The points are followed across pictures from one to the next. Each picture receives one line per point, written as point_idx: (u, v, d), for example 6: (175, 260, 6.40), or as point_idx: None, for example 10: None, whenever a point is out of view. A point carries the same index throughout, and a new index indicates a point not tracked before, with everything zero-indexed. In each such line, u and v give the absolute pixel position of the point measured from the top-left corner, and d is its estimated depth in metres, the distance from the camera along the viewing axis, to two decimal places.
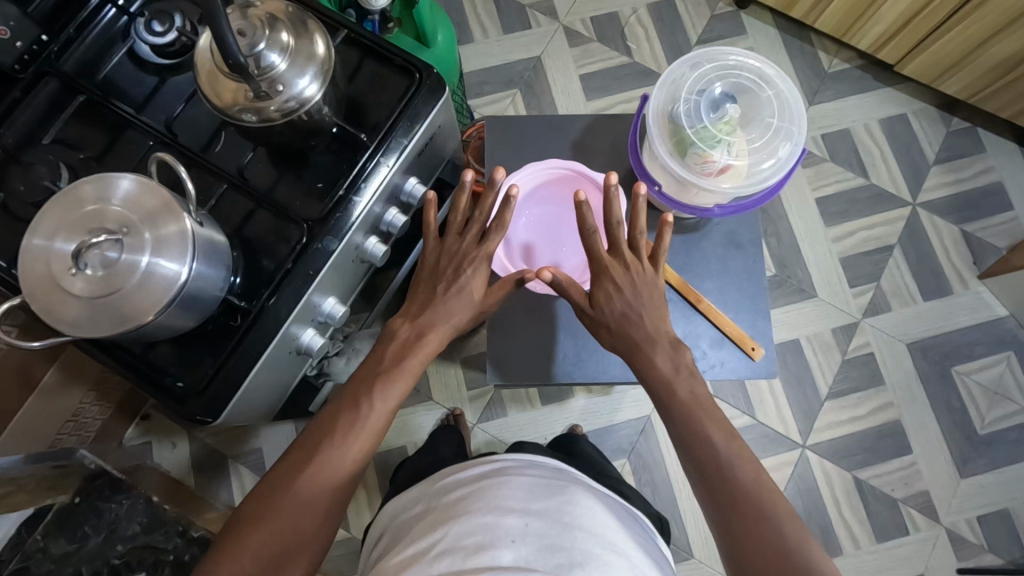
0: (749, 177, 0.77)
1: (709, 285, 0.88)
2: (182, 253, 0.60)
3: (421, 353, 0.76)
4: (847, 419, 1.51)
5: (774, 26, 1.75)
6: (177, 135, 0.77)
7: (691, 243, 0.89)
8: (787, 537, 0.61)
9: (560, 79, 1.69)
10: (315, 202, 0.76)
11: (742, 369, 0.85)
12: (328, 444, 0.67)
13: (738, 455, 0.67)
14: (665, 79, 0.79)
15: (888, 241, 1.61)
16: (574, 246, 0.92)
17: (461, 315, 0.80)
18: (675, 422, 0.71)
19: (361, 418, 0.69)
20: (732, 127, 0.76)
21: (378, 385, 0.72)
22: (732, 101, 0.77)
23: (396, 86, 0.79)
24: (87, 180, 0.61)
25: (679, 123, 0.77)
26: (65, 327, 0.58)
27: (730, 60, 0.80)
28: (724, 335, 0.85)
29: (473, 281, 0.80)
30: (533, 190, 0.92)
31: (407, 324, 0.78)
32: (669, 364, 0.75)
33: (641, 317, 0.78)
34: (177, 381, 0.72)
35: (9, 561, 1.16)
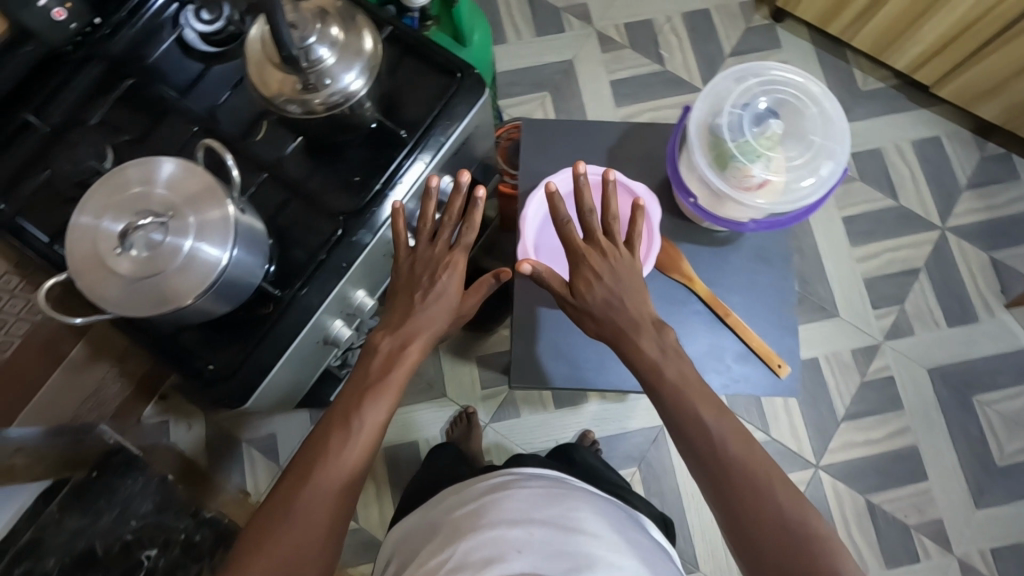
0: (788, 192, 0.75)
1: (735, 299, 0.84)
2: (224, 238, 0.60)
3: (409, 361, 0.73)
4: (862, 441, 1.50)
5: (809, 41, 1.74)
6: (220, 123, 0.78)
7: (721, 255, 0.85)
8: (784, 505, 0.64)
9: (589, 84, 1.69)
10: (349, 195, 0.76)
11: (766, 386, 0.81)
12: (321, 466, 0.64)
13: (725, 428, 0.68)
14: (709, 91, 0.78)
15: (914, 264, 1.60)
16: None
17: (443, 320, 0.77)
18: (684, 432, 0.68)
19: (352, 436, 0.67)
20: (773, 143, 0.75)
21: (367, 400, 0.69)
22: (776, 117, 0.76)
23: (435, 84, 0.79)
24: (133, 163, 0.62)
25: (721, 136, 0.76)
26: (107, 305, 0.59)
27: (773, 75, 0.79)
28: (749, 350, 0.82)
29: (449, 284, 0.77)
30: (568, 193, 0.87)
31: (389, 336, 0.74)
32: (656, 348, 0.72)
33: (624, 302, 0.75)
34: (208, 364, 0.73)
35: (23, 532, 1.16)
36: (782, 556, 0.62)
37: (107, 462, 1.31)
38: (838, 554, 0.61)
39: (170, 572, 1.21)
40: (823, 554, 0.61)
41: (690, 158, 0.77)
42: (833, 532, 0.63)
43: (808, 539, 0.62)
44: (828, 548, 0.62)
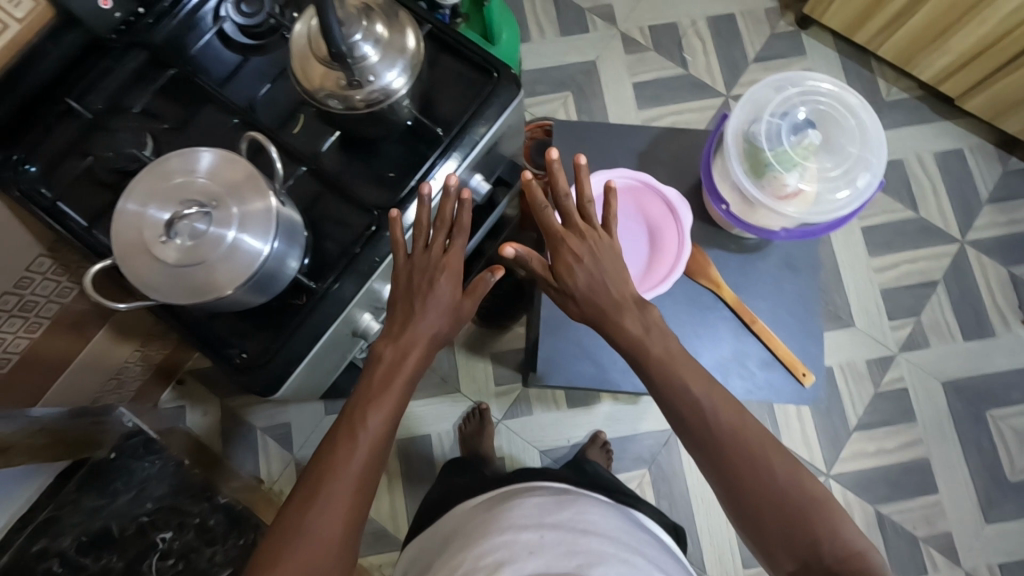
0: (822, 204, 0.75)
1: (762, 306, 0.84)
2: (265, 230, 0.61)
3: (406, 371, 0.69)
4: (873, 452, 1.50)
5: (833, 49, 1.73)
6: (258, 115, 0.79)
7: (749, 263, 0.84)
8: (780, 477, 0.65)
9: (612, 85, 1.70)
10: (383, 190, 0.77)
11: (790, 394, 0.82)
12: (330, 480, 0.63)
13: (715, 408, 0.68)
14: (748, 98, 0.77)
15: (931, 276, 1.59)
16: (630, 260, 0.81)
17: (444, 325, 0.73)
18: (691, 434, 0.69)
19: (359, 447, 0.65)
20: (810, 153, 0.75)
21: (371, 411, 0.67)
22: (814, 127, 0.76)
23: (472, 83, 0.80)
24: (174, 153, 0.63)
25: (759, 144, 0.75)
26: (152, 292, 0.60)
27: (812, 85, 0.78)
28: (774, 357, 0.82)
29: (445, 289, 0.71)
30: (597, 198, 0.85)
31: (390, 345, 0.70)
32: (638, 325, 0.72)
33: (606, 282, 0.73)
34: (240, 352, 0.74)
35: (43, 509, 1.16)
36: (785, 526, 0.64)
37: (125, 445, 1.33)
38: (836, 515, 0.64)
39: (184, 555, 1.22)
40: (822, 518, 0.64)
41: (726, 164, 0.77)
42: (828, 492, 0.66)
43: (808, 506, 0.64)
44: (827, 513, 0.64)
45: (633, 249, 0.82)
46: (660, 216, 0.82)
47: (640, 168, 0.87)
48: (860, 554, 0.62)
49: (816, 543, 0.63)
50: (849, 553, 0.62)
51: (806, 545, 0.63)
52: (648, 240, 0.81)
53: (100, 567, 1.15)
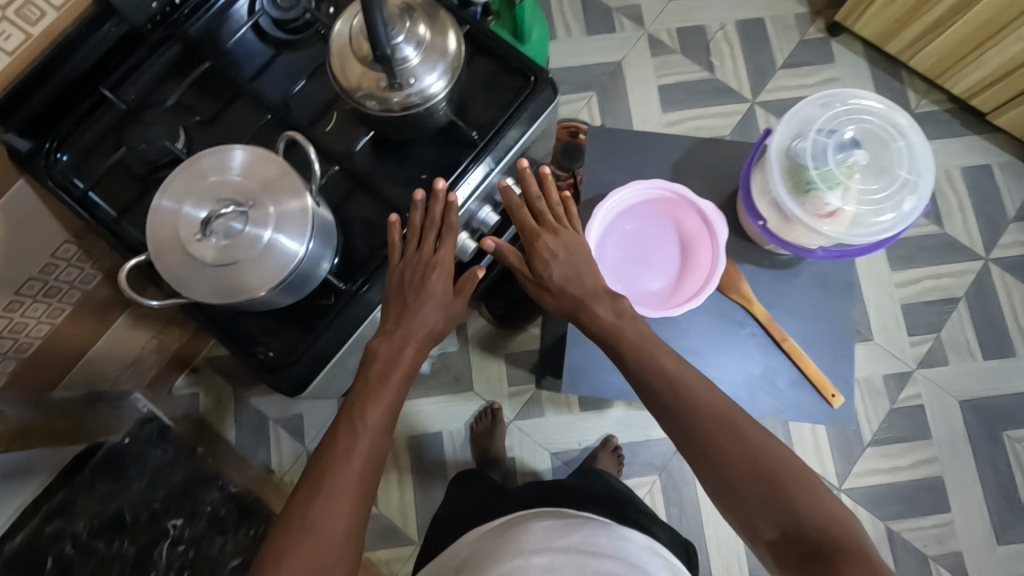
0: (862, 226, 0.74)
1: (794, 324, 0.83)
2: (301, 231, 0.61)
3: (404, 362, 0.70)
4: (887, 469, 1.49)
5: (863, 58, 1.70)
6: (291, 112, 0.78)
7: (781, 279, 0.83)
8: (759, 452, 0.65)
9: (637, 87, 1.68)
10: (416, 193, 0.77)
11: (818, 414, 0.81)
12: (333, 469, 0.62)
13: (691, 389, 0.68)
14: (794, 113, 0.76)
15: (953, 293, 1.57)
16: (661, 274, 0.83)
17: (439, 320, 0.73)
18: (683, 428, 0.68)
19: (360, 435, 0.65)
20: (854, 173, 0.73)
21: (369, 403, 0.67)
22: (860, 147, 0.74)
23: (508, 86, 0.79)
24: (209, 151, 0.63)
25: (802, 161, 0.74)
26: (185, 290, 0.60)
27: (857, 104, 0.77)
28: (803, 377, 0.81)
29: (440, 283, 0.73)
30: (633, 206, 0.84)
31: (386, 340, 0.71)
32: (610, 312, 0.75)
33: (582, 276, 0.77)
34: (268, 351, 0.73)
35: (56, 493, 1.14)
36: (765, 499, 0.63)
37: (140, 431, 1.33)
38: (815, 485, 0.63)
39: (195, 543, 1.22)
40: (799, 488, 0.62)
41: (767, 179, 0.76)
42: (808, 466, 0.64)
43: (785, 477, 0.63)
44: (806, 484, 0.63)
45: (666, 262, 0.83)
46: (695, 229, 0.82)
47: (673, 179, 0.86)
48: (841, 525, 0.60)
49: (795, 513, 0.61)
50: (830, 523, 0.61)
51: (786, 516, 0.62)
52: (682, 254, 0.83)
53: (114, 552, 1.14)
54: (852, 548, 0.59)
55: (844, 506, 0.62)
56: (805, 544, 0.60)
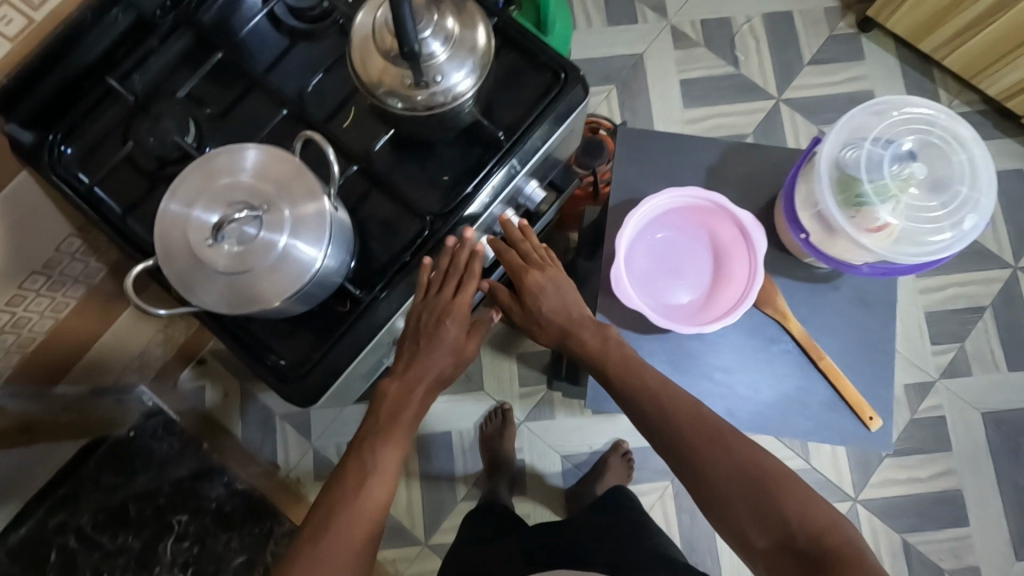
0: (917, 243, 0.71)
1: (830, 342, 0.79)
2: (319, 237, 0.57)
3: (413, 405, 0.71)
4: (904, 480, 1.45)
5: (895, 55, 1.64)
6: (307, 106, 0.74)
7: (818, 293, 0.80)
8: (740, 460, 0.69)
9: (658, 81, 1.62)
10: (437, 195, 0.73)
11: (854, 437, 0.78)
12: (342, 504, 0.65)
13: (676, 409, 0.72)
14: (847, 122, 0.73)
15: (979, 302, 1.52)
16: (694, 285, 0.81)
17: (450, 367, 0.73)
18: (667, 446, 0.72)
19: (369, 473, 0.67)
20: (911, 188, 0.70)
21: (377, 443, 0.69)
22: (918, 160, 0.71)
23: (537, 84, 0.74)
24: (221, 149, 0.59)
25: (856, 172, 0.70)
26: (196, 299, 0.57)
27: (909, 114, 0.73)
28: (838, 398, 0.78)
29: (454, 329, 0.72)
30: (667, 212, 0.81)
31: (395, 382, 0.72)
32: (597, 337, 0.76)
33: (569, 305, 0.78)
34: (280, 359, 0.70)
35: (60, 486, 1.15)
36: (749, 504, 0.68)
37: (145, 425, 1.33)
38: (796, 487, 0.68)
39: (200, 538, 1.20)
40: (783, 492, 0.67)
41: (814, 190, 0.72)
42: (790, 469, 0.69)
43: (768, 480, 0.68)
44: (787, 486, 0.68)
45: (698, 272, 0.81)
46: (732, 240, 0.79)
47: (707, 185, 0.82)
48: (827, 525, 0.65)
49: (782, 517, 0.66)
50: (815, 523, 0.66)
51: (774, 522, 0.67)
52: (716, 263, 0.81)
53: (117, 546, 1.13)
54: (838, 544, 0.64)
55: (828, 504, 0.67)
56: (795, 545, 0.65)
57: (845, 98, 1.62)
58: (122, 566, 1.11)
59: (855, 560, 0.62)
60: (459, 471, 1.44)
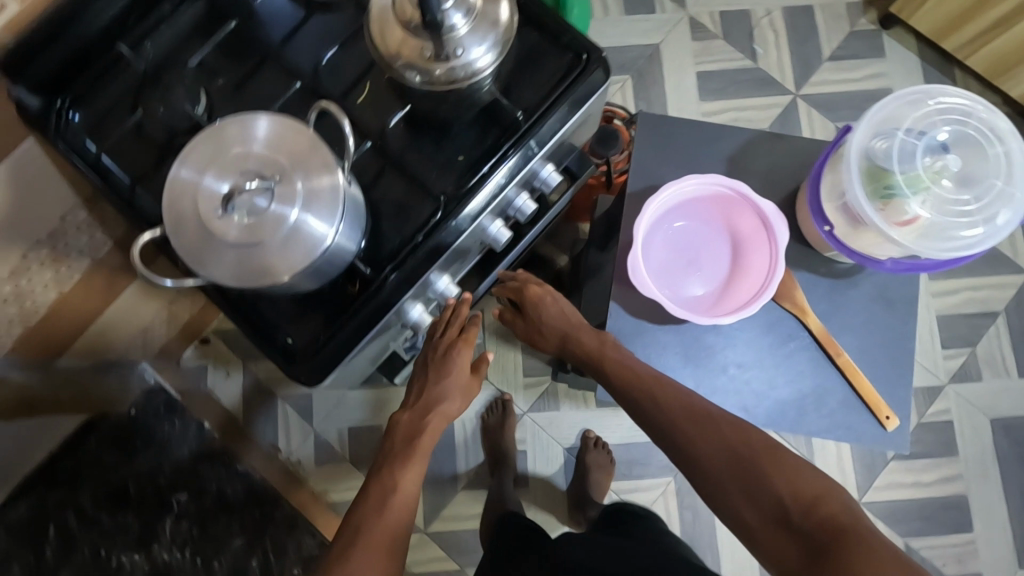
0: (946, 237, 0.70)
1: (849, 339, 0.78)
2: (331, 212, 0.56)
3: (427, 428, 0.78)
4: (910, 483, 1.44)
5: (916, 53, 1.61)
6: (321, 80, 0.72)
7: (838, 289, 0.78)
8: (728, 439, 0.69)
9: (674, 72, 1.60)
10: (452, 175, 0.71)
11: (870, 436, 0.77)
12: (369, 518, 0.69)
13: (667, 398, 0.73)
14: (878, 112, 0.72)
15: (993, 307, 1.50)
16: (711, 277, 0.81)
17: (459, 393, 0.81)
18: (660, 434, 0.72)
19: (390, 489, 0.72)
20: (942, 179, 0.69)
21: (399, 465, 0.75)
22: (951, 151, 0.70)
23: (558, 65, 0.73)
24: (232, 120, 0.58)
25: (884, 163, 0.70)
26: (205, 272, 0.55)
27: (942, 104, 0.72)
28: (856, 397, 0.77)
29: (461, 360, 0.80)
30: (686, 201, 0.80)
31: (408, 411, 0.80)
32: (595, 338, 0.79)
33: (569, 313, 0.84)
34: (288, 338, 0.69)
35: (60, 460, 1.12)
36: (740, 482, 0.66)
37: (148, 402, 1.32)
38: (787, 459, 0.66)
39: (200, 520, 1.20)
40: (773, 465, 0.66)
41: (842, 179, 0.70)
42: (780, 445, 0.68)
43: (757, 455, 0.67)
44: (777, 459, 0.66)
45: (716, 265, 0.81)
46: (752, 231, 0.78)
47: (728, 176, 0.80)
48: (821, 494, 0.62)
49: (774, 491, 0.64)
50: (807, 495, 0.63)
51: (766, 498, 0.65)
52: (734, 256, 0.80)
53: (116, 525, 1.11)
54: (831, 513, 0.61)
55: (822, 477, 0.65)
56: (788, 519, 0.63)
57: (864, 96, 1.59)
58: (122, 544, 1.10)
59: (849, 529, 0.59)
60: (459, 460, 1.43)
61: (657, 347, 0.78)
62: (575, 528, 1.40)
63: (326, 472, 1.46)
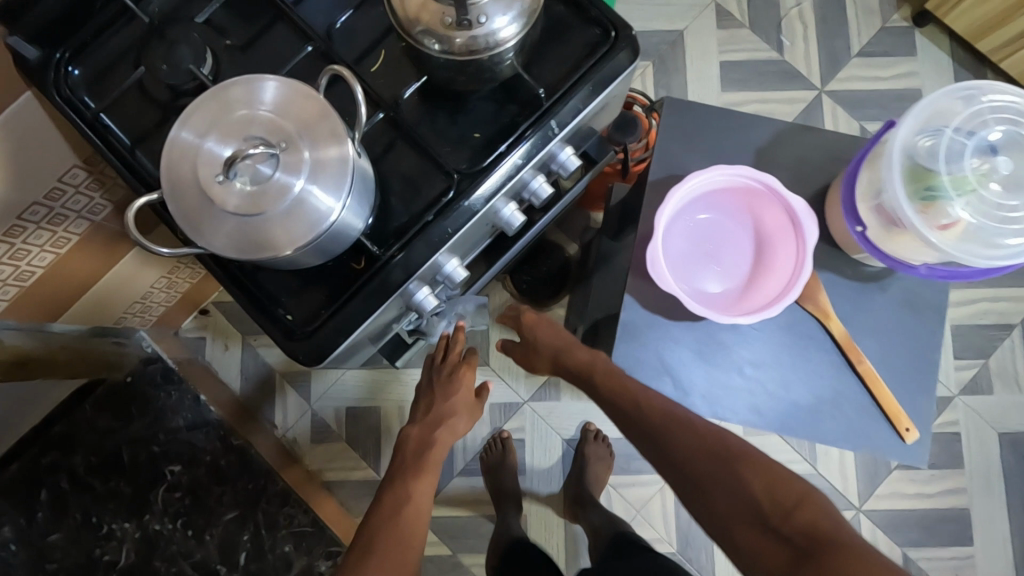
0: (988, 241, 0.66)
1: (872, 345, 0.76)
2: (339, 184, 0.53)
3: (437, 440, 0.85)
4: (912, 494, 1.42)
5: (949, 53, 1.56)
6: (334, 44, 0.69)
7: (865, 293, 0.76)
8: (707, 443, 0.68)
9: (697, 60, 1.55)
10: (466, 151, 0.68)
11: (888, 446, 0.76)
12: (385, 527, 0.74)
13: (649, 404, 0.72)
14: (925, 106, 0.69)
15: (1010, 319, 1.46)
16: (730, 272, 0.79)
17: (463, 412, 0.89)
18: (642, 438, 0.72)
19: (405, 499, 0.77)
20: (989, 180, 0.65)
21: (411, 477, 0.80)
22: (998, 153, 0.66)
23: (583, 42, 0.69)
24: (238, 80, 0.54)
25: (925, 161, 0.67)
26: (203, 242, 0.53)
27: (995, 101, 0.68)
28: (875, 406, 0.76)
29: (463, 385, 0.89)
30: (710, 190, 0.78)
31: (416, 426, 0.87)
32: (588, 352, 0.80)
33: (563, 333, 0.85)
34: (287, 314, 0.66)
35: (55, 424, 1.17)
36: (720, 486, 0.65)
37: (144, 370, 1.30)
38: (767, 464, 0.65)
39: (191, 490, 1.24)
40: (752, 467, 0.65)
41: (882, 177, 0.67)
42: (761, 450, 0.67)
43: (735, 459, 0.66)
44: (756, 463, 0.65)
45: (736, 261, 0.79)
46: (778, 226, 0.76)
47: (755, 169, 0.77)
48: (800, 497, 0.61)
49: (752, 495, 0.63)
50: (788, 499, 0.62)
51: (745, 502, 0.63)
52: (758, 252, 0.78)
53: (108, 490, 1.19)
54: (812, 518, 0.59)
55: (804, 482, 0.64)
56: (770, 524, 0.61)
57: (892, 95, 1.54)
58: (112, 509, 1.18)
59: (828, 533, 0.58)
60: (458, 445, 1.40)
61: (671, 343, 0.76)
62: (570, 521, 1.38)
63: (322, 451, 1.44)
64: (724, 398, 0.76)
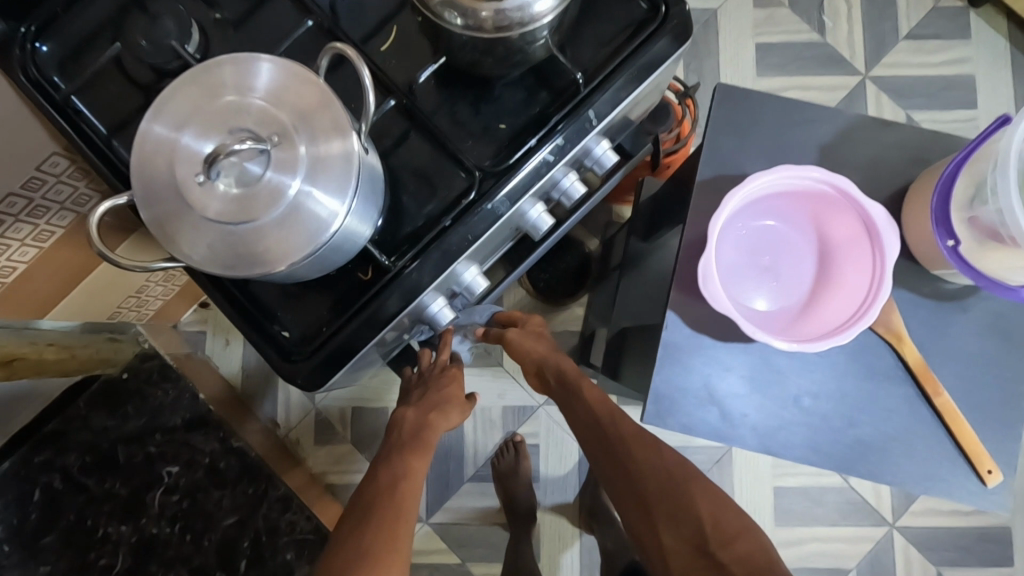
0: None
1: (951, 377, 0.72)
2: (342, 187, 0.44)
3: (435, 425, 0.75)
4: (950, 511, 1.34)
5: (1006, 37, 1.43)
6: (339, 17, 0.60)
7: (945, 319, 0.72)
8: (664, 465, 0.69)
9: (732, 42, 1.44)
10: (490, 145, 0.59)
11: (967, 489, 0.71)
12: (380, 508, 0.64)
13: (615, 418, 0.73)
14: None
15: None
16: (788, 287, 0.73)
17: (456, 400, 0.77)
18: (604, 454, 0.72)
19: (397, 477, 0.68)
20: None
21: (404, 454, 0.71)
22: None
23: (626, 18, 0.60)
24: (227, 59, 0.45)
25: None
26: (182, 254, 0.45)
27: None
28: (953, 446, 0.71)
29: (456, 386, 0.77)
30: (773, 195, 0.71)
31: (412, 408, 0.75)
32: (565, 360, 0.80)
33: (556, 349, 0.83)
34: (283, 330, 0.58)
35: (49, 421, 1.11)
36: (668, 509, 0.66)
37: (140, 367, 1.21)
38: (714, 492, 0.67)
39: (190, 493, 1.16)
40: (702, 494, 0.67)
41: (990, 184, 0.60)
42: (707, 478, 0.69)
43: (687, 484, 0.68)
44: (706, 490, 0.67)
45: (796, 275, 0.73)
46: (842, 237, 0.70)
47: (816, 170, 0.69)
48: (739, 530, 0.64)
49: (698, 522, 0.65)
50: (729, 530, 0.64)
51: (690, 527, 0.65)
52: (820, 266, 0.72)
53: (105, 491, 1.12)
54: (748, 550, 0.62)
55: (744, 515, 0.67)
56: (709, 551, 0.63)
57: (943, 82, 1.42)
58: (109, 512, 1.11)
59: (761, 566, 0.61)
60: (470, 450, 1.34)
61: (721, 367, 0.71)
62: (584, 531, 1.32)
63: (325, 453, 1.37)
64: (779, 433, 0.71)
